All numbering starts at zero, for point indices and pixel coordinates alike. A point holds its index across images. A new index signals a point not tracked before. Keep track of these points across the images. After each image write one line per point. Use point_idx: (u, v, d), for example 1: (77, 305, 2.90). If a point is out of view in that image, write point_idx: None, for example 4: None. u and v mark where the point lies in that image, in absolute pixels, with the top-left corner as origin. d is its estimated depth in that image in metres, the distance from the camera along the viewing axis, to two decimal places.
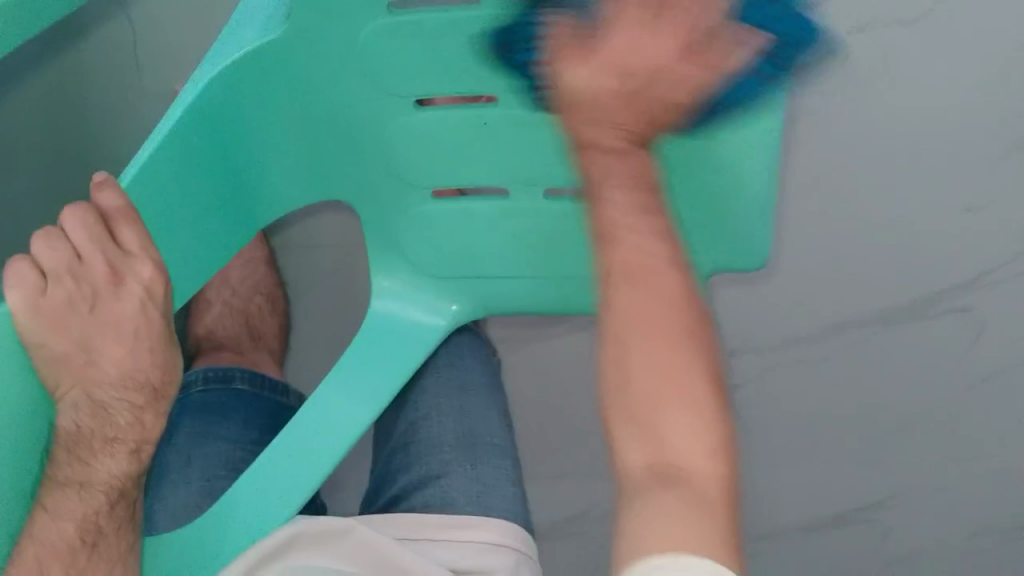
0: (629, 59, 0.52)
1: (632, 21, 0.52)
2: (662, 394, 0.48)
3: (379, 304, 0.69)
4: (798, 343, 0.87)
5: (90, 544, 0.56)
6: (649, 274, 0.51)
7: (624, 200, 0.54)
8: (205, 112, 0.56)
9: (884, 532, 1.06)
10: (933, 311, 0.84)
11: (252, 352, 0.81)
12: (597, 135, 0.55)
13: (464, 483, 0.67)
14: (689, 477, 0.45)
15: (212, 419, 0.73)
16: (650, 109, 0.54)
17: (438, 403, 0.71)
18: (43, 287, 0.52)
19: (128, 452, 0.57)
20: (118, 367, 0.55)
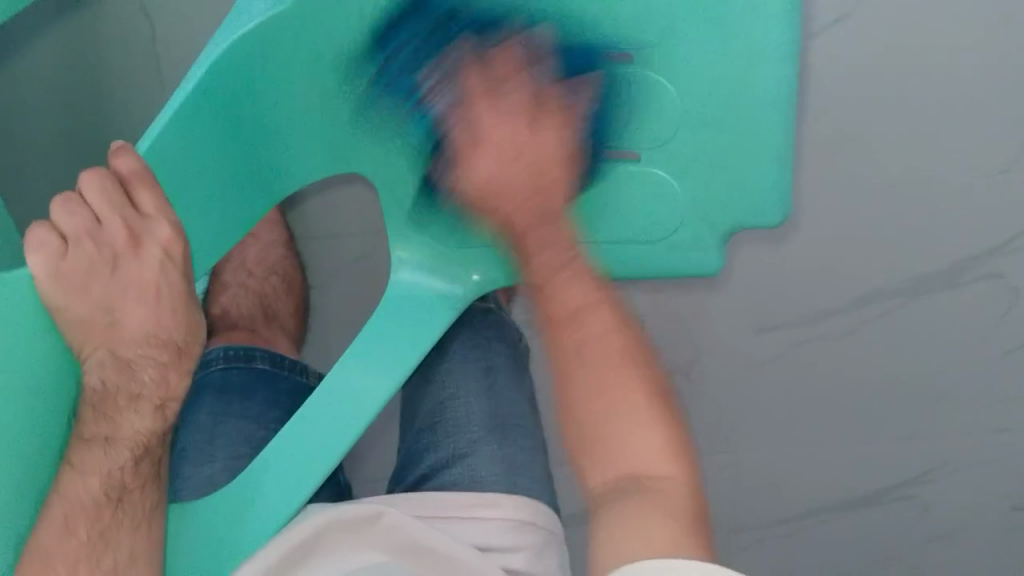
0: (509, 144, 0.59)
1: (479, 84, 0.60)
2: (621, 412, 0.53)
3: (404, 276, 0.67)
4: (826, 317, 0.90)
5: (115, 500, 0.55)
6: (571, 311, 0.57)
7: (554, 259, 0.59)
8: (223, 77, 0.56)
9: (926, 504, 1.04)
10: (962, 278, 0.87)
11: (266, 330, 0.80)
12: (523, 215, 0.60)
13: (490, 461, 0.66)
14: (658, 483, 0.51)
15: (233, 398, 0.72)
16: (535, 180, 0.60)
17: (466, 383, 0.70)
18: (64, 252, 0.52)
19: (153, 409, 0.56)
20: (141, 326, 0.56)
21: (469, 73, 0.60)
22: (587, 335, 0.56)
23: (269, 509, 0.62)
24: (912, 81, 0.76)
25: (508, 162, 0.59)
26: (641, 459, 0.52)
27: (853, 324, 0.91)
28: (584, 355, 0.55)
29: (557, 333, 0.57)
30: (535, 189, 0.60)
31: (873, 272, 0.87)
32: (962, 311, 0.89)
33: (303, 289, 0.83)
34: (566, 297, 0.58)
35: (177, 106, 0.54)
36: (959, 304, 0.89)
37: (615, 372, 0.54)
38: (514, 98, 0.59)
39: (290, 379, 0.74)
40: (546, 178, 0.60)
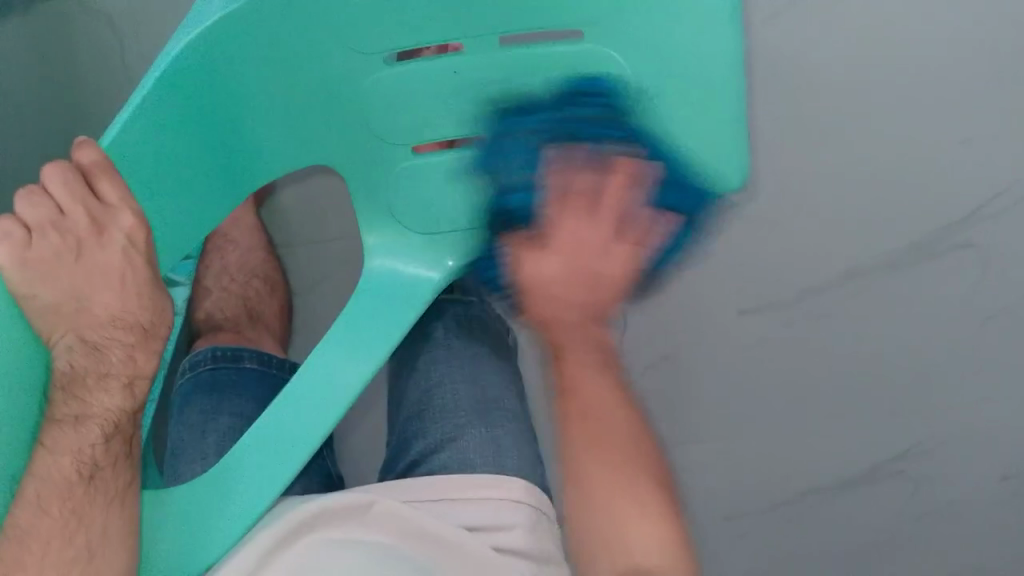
0: (561, 284, 0.64)
1: (578, 211, 0.64)
2: (609, 491, 0.57)
3: (375, 262, 0.72)
4: (806, 296, 0.91)
5: (86, 478, 0.55)
6: (593, 411, 0.60)
7: (589, 364, 0.62)
8: (184, 77, 0.57)
9: (917, 484, 1.03)
10: (938, 249, 0.89)
11: (250, 330, 0.81)
12: (565, 331, 0.63)
13: (479, 444, 0.67)
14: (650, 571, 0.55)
15: (221, 396, 0.73)
16: (591, 288, 0.64)
17: (453, 370, 0.71)
18: (28, 242, 0.54)
19: (122, 387, 0.57)
20: (107, 310, 0.57)
21: (564, 173, 0.64)
22: (601, 431, 0.59)
23: (251, 498, 0.63)
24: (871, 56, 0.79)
25: (561, 269, 0.64)
26: (646, 554, 0.55)
27: (831, 302, 0.92)
28: (597, 440, 0.59)
29: (571, 424, 0.60)
30: (586, 301, 0.64)
31: (851, 249, 0.88)
32: (937, 283, 0.91)
33: (286, 290, 0.86)
34: (585, 367, 0.62)
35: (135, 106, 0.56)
36: (933, 278, 0.90)
37: (612, 429, 0.59)
38: (606, 215, 0.63)
39: (278, 377, 0.76)
40: (590, 301, 0.64)
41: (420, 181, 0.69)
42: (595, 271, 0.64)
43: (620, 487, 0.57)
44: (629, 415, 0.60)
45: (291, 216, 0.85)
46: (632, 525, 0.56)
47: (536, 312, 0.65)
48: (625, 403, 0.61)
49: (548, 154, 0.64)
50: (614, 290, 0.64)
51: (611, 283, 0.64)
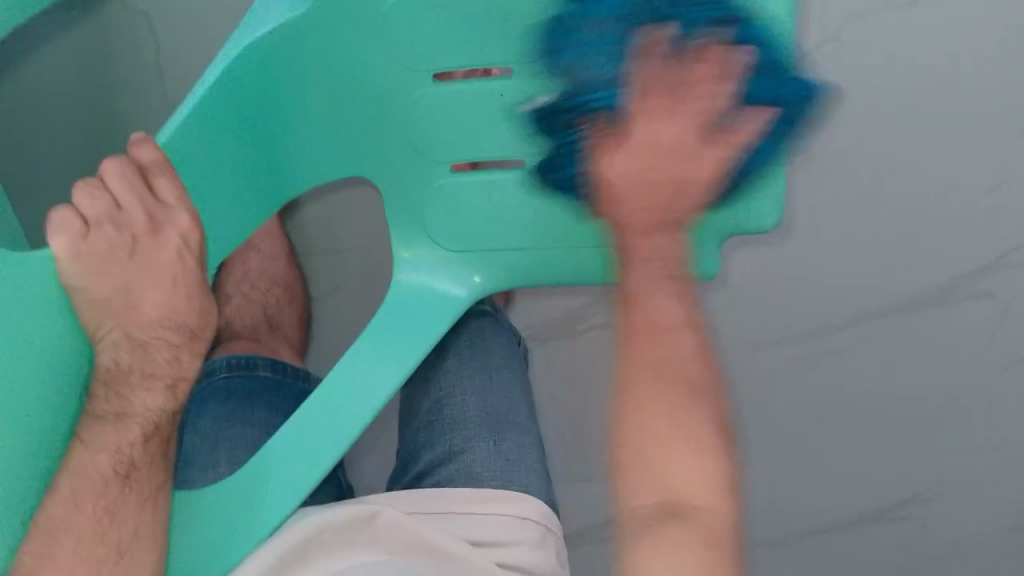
0: (651, 187, 0.56)
1: (654, 117, 0.55)
2: (668, 434, 0.54)
3: (406, 277, 0.71)
4: (822, 336, 0.92)
5: (122, 476, 0.58)
6: (665, 360, 0.56)
7: (670, 308, 0.57)
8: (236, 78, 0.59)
9: (923, 524, 1.03)
10: (954, 298, 0.89)
11: (270, 340, 0.83)
12: (632, 223, 0.58)
13: (487, 458, 0.67)
14: (696, 511, 0.52)
15: (236, 406, 0.74)
16: (667, 197, 0.57)
17: (463, 381, 0.71)
18: (86, 233, 0.56)
19: (165, 388, 0.60)
20: (157, 309, 0.59)
21: (648, 71, 0.55)
22: (661, 353, 0.56)
23: (262, 519, 0.63)
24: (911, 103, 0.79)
25: (656, 153, 0.56)
26: (693, 489, 0.53)
27: (845, 341, 0.92)
28: (630, 377, 0.56)
29: (637, 393, 0.55)
30: (650, 205, 0.57)
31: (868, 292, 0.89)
32: (954, 331, 0.91)
33: (304, 300, 0.88)
34: (647, 283, 0.57)
35: (195, 101, 0.58)
36: (950, 323, 0.91)
37: (669, 360, 0.56)
38: (694, 106, 0.55)
39: (294, 385, 0.77)
40: (680, 177, 0.56)
41: (481, 196, 0.67)
42: (678, 173, 0.56)
43: (678, 447, 0.54)
44: (686, 342, 0.56)
45: (315, 232, 0.86)
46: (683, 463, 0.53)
47: (618, 209, 0.58)
48: (702, 359, 0.56)
49: (630, 67, 0.55)
50: (686, 200, 0.57)
51: (693, 191, 0.57)
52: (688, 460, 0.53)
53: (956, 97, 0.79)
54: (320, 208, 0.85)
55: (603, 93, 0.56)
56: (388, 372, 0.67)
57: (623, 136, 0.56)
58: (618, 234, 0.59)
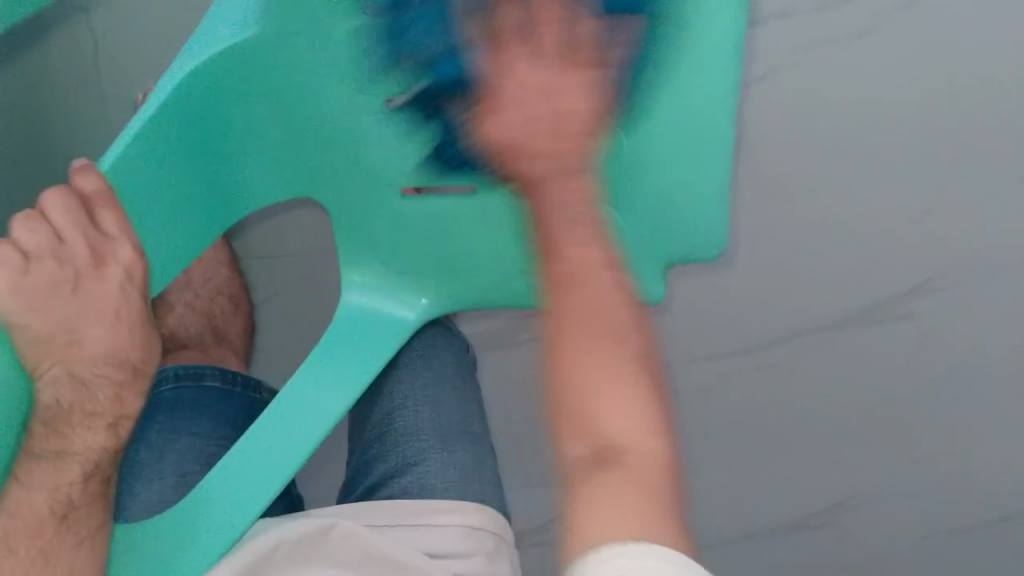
0: (532, 109, 0.59)
1: (518, 55, 0.58)
2: (585, 357, 0.56)
3: (352, 297, 0.72)
4: (758, 348, 0.95)
5: (60, 516, 0.60)
6: (588, 310, 0.58)
7: (586, 253, 0.61)
8: (182, 101, 0.60)
9: (841, 537, 1.08)
10: (884, 315, 0.92)
11: (215, 350, 0.85)
12: (534, 172, 0.61)
13: (438, 469, 0.70)
14: (629, 455, 0.53)
15: (183, 415, 0.75)
16: (578, 125, 0.60)
17: (414, 392, 0.74)
18: (25, 268, 0.57)
19: (106, 426, 0.61)
20: (100, 345, 0.60)
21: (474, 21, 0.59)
22: (583, 299, 0.59)
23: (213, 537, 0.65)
24: (847, 131, 0.81)
25: (527, 103, 0.59)
26: (621, 424, 0.54)
27: (780, 354, 0.95)
28: (563, 324, 0.58)
29: (559, 330, 0.58)
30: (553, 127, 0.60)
31: (801, 309, 0.92)
32: (884, 349, 0.95)
33: (249, 309, 0.88)
34: (559, 228, 0.61)
35: (140, 127, 0.59)
36: (881, 337, 0.94)
37: (583, 297, 0.59)
38: (545, 36, 0.58)
39: (243, 397, 0.78)
40: (570, 116, 0.60)
41: (435, 224, 0.68)
42: (574, 110, 0.60)
43: (606, 377, 0.55)
44: (604, 274, 0.60)
45: (259, 244, 0.86)
46: (611, 408, 0.54)
47: (527, 162, 0.61)
48: (617, 298, 0.59)
49: None
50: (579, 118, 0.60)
51: (580, 117, 0.60)
52: (624, 407, 0.54)
53: (887, 130, 0.81)
54: (272, 226, 0.85)
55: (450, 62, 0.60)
56: (339, 391, 0.69)
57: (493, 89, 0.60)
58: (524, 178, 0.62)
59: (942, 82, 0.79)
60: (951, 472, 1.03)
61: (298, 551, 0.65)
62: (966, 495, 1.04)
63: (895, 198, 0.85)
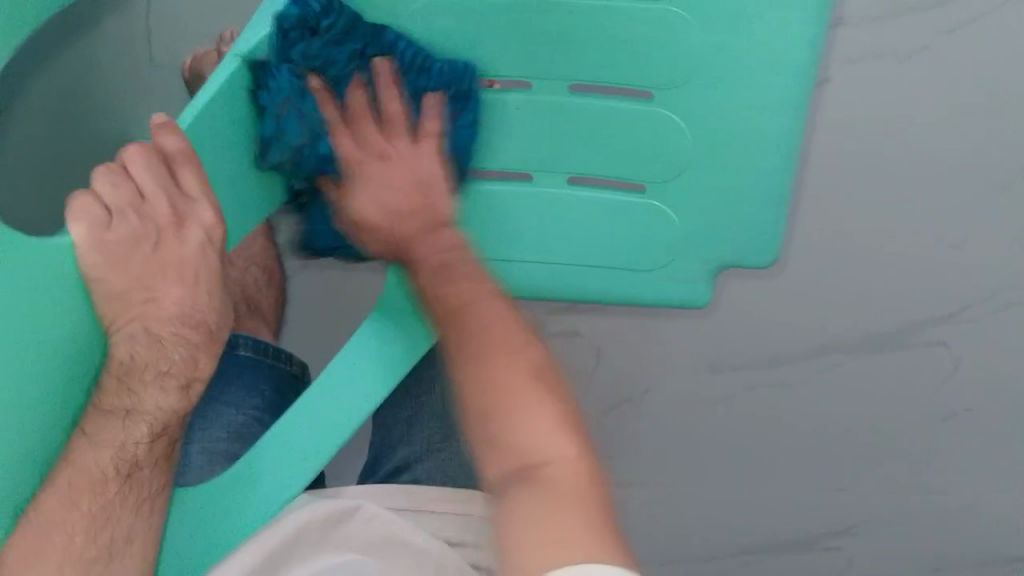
0: (398, 194, 0.67)
1: (349, 142, 0.66)
2: (520, 390, 0.58)
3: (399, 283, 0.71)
4: (782, 364, 0.96)
5: (124, 475, 0.62)
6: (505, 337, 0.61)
7: (475, 292, 0.64)
8: (248, 71, 0.63)
9: (844, 553, 1.13)
10: (913, 342, 0.93)
11: (248, 321, 0.87)
12: (418, 248, 0.67)
13: (461, 458, 0.72)
14: (548, 466, 0.55)
15: (217, 383, 0.78)
16: (420, 225, 0.67)
17: (442, 380, 0.75)
18: (108, 223, 0.58)
19: (177, 387, 0.63)
20: (176, 305, 0.62)
21: (332, 120, 0.66)
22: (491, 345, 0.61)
23: (257, 511, 0.68)
24: (898, 159, 0.80)
25: (395, 171, 0.67)
26: (543, 448, 0.56)
27: (802, 372, 0.97)
28: (472, 344, 0.61)
29: (493, 354, 0.60)
30: (421, 223, 0.67)
31: (829, 331, 0.93)
32: (910, 373, 0.95)
33: (282, 281, 0.89)
34: (447, 302, 0.64)
35: (211, 91, 0.61)
36: (903, 367, 0.95)
37: (514, 353, 0.60)
38: (365, 130, 0.67)
39: (274, 366, 0.81)
40: (426, 209, 0.67)
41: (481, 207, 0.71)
42: (434, 207, 0.67)
43: (526, 403, 0.57)
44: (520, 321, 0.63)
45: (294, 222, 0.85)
46: (531, 425, 0.57)
47: (366, 235, 0.68)
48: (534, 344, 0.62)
49: (313, 89, 0.64)
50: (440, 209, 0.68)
51: (439, 202, 0.68)
52: (545, 421, 0.57)
53: (939, 160, 0.80)
54: None
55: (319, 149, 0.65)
56: (367, 385, 0.70)
57: (351, 174, 0.67)
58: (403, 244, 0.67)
59: (1000, 117, 0.77)
60: (956, 498, 1.06)
61: (322, 536, 0.66)
62: (967, 519, 1.08)
63: (938, 228, 0.84)
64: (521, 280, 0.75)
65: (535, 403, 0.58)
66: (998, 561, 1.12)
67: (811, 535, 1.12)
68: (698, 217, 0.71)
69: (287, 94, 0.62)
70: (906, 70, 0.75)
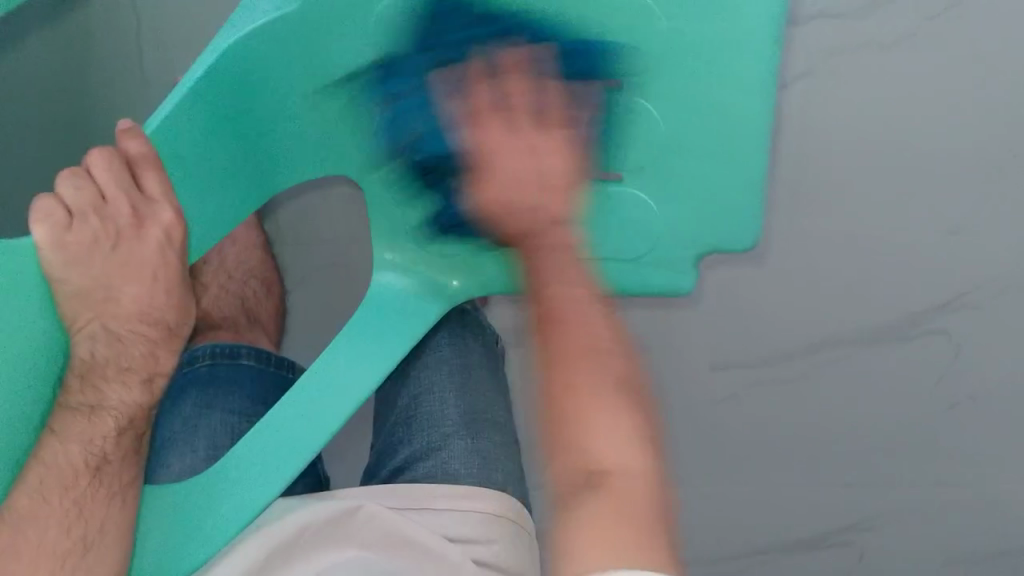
0: (520, 185, 0.64)
1: (504, 132, 0.64)
2: (585, 406, 0.57)
3: (383, 278, 0.74)
4: (782, 359, 0.95)
5: (93, 469, 0.64)
6: (600, 347, 0.60)
7: (579, 286, 0.63)
8: (222, 75, 0.60)
9: (856, 548, 1.12)
10: (913, 332, 0.92)
11: (248, 331, 0.87)
12: (545, 235, 0.65)
13: (463, 455, 0.71)
14: (612, 478, 0.55)
15: (218, 390, 0.78)
16: (527, 227, 0.65)
17: (442, 379, 0.75)
18: (69, 224, 0.60)
19: (141, 382, 0.65)
20: (135, 303, 0.64)
21: (472, 102, 0.64)
22: (568, 344, 0.60)
23: (235, 515, 0.67)
24: (886, 148, 0.80)
25: (523, 173, 0.64)
26: (607, 457, 0.56)
27: (803, 367, 0.96)
28: (559, 346, 0.60)
29: (571, 363, 0.59)
30: (533, 227, 0.65)
31: (827, 325, 0.92)
32: (912, 363, 0.95)
33: (281, 291, 0.89)
34: (550, 276, 0.64)
35: (184, 90, 0.59)
36: (907, 355, 0.94)
37: (607, 363, 0.60)
38: (522, 120, 0.63)
39: (276, 374, 0.81)
40: (538, 209, 0.64)
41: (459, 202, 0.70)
42: (537, 209, 0.65)
43: (598, 406, 0.57)
44: (600, 318, 0.62)
45: (290, 227, 0.86)
46: (604, 432, 0.56)
47: (512, 219, 0.65)
48: (615, 340, 0.61)
49: (434, 82, 0.64)
50: (556, 209, 0.64)
51: (556, 194, 0.64)
52: (617, 430, 0.57)
53: (928, 148, 0.80)
54: (297, 223, 0.86)
55: (437, 140, 0.66)
56: (364, 372, 0.71)
57: (484, 179, 0.65)
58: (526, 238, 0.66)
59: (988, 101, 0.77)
60: (967, 489, 1.05)
61: (321, 535, 0.67)
62: (981, 510, 1.07)
63: (933, 215, 0.84)
64: (510, 275, 0.73)
65: (601, 404, 0.57)
66: (1015, 552, 1.10)
67: (823, 532, 1.11)
68: (685, 206, 0.67)
69: (407, 85, 0.64)
70: (888, 58, 0.75)
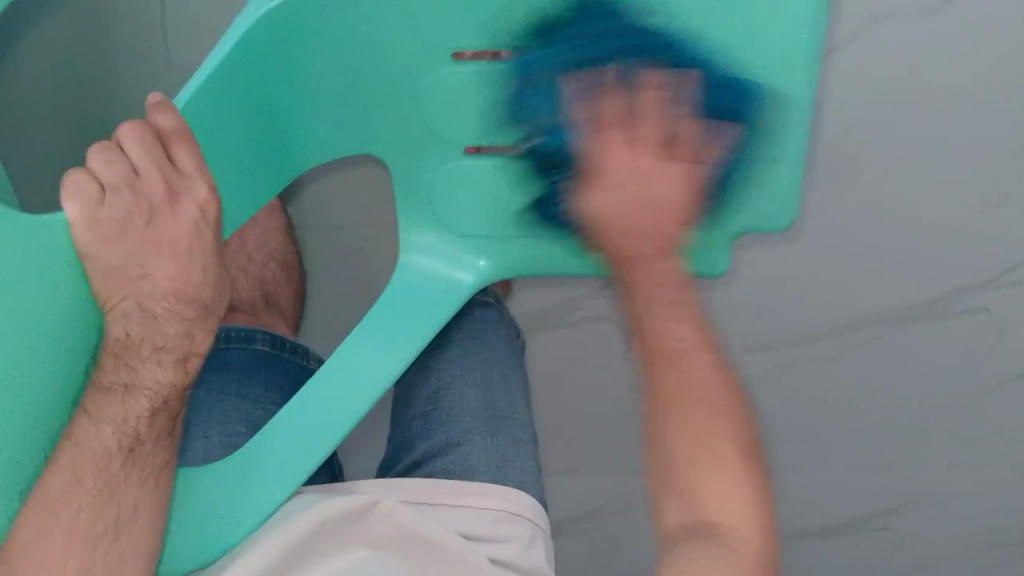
0: (638, 211, 0.65)
1: (622, 142, 0.65)
2: (694, 459, 0.60)
3: (413, 258, 0.74)
4: (817, 339, 0.91)
5: (127, 450, 0.61)
6: (684, 357, 0.63)
7: (679, 330, 0.64)
8: (248, 54, 0.60)
9: (894, 537, 1.05)
10: (953, 310, 0.88)
11: (265, 315, 0.84)
12: (630, 251, 0.66)
13: (483, 451, 0.69)
14: (731, 534, 0.57)
15: (235, 376, 0.76)
16: (664, 230, 0.66)
17: (460, 372, 0.73)
18: (102, 199, 0.58)
19: (176, 361, 0.62)
20: (170, 282, 0.62)
21: (606, 108, 0.65)
22: (683, 378, 0.62)
23: (265, 500, 0.66)
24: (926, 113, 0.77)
25: (632, 191, 0.65)
26: (723, 513, 0.58)
27: (838, 348, 0.91)
28: (677, 396, 0.62)
29: (658, 403, 0.62)
30: (650, 237, 0.66)
31: (865, 303, 0.88)
32: (953, 342, 0.90)
33: (300, 276, 0.88)
34: (650, 301, 0.65)
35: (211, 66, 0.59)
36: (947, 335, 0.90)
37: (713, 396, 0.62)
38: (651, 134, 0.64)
39: (290, 361, 0.79)
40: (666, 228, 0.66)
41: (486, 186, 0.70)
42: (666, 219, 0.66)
43: (706, 455, 0.60)
44: (702, 362, 0.63)
45: (313, 207, 0.85)
46: (711, 486, 0.59)
47: (612, 241, 0.67)
48: (720, 379, 0.62)
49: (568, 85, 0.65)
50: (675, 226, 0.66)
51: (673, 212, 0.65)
52: (727, 481, 0.59)
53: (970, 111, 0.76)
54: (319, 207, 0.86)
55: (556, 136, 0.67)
56: (395, 353, 0.71)
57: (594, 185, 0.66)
58: (629, 257, 0.66)
59: None
60: (1010, 473, 1.00)
61: (337, 532, 0.64)
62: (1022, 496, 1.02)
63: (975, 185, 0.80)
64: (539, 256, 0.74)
65: (714, 460, 0.60)
66: None
67: (859, 515, 1.03)
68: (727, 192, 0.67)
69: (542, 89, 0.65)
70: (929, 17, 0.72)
